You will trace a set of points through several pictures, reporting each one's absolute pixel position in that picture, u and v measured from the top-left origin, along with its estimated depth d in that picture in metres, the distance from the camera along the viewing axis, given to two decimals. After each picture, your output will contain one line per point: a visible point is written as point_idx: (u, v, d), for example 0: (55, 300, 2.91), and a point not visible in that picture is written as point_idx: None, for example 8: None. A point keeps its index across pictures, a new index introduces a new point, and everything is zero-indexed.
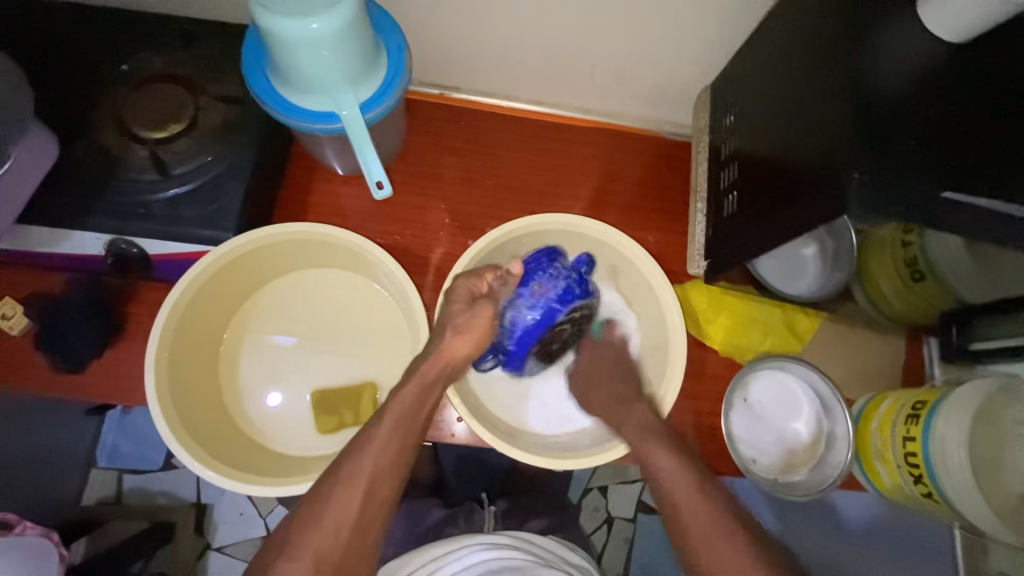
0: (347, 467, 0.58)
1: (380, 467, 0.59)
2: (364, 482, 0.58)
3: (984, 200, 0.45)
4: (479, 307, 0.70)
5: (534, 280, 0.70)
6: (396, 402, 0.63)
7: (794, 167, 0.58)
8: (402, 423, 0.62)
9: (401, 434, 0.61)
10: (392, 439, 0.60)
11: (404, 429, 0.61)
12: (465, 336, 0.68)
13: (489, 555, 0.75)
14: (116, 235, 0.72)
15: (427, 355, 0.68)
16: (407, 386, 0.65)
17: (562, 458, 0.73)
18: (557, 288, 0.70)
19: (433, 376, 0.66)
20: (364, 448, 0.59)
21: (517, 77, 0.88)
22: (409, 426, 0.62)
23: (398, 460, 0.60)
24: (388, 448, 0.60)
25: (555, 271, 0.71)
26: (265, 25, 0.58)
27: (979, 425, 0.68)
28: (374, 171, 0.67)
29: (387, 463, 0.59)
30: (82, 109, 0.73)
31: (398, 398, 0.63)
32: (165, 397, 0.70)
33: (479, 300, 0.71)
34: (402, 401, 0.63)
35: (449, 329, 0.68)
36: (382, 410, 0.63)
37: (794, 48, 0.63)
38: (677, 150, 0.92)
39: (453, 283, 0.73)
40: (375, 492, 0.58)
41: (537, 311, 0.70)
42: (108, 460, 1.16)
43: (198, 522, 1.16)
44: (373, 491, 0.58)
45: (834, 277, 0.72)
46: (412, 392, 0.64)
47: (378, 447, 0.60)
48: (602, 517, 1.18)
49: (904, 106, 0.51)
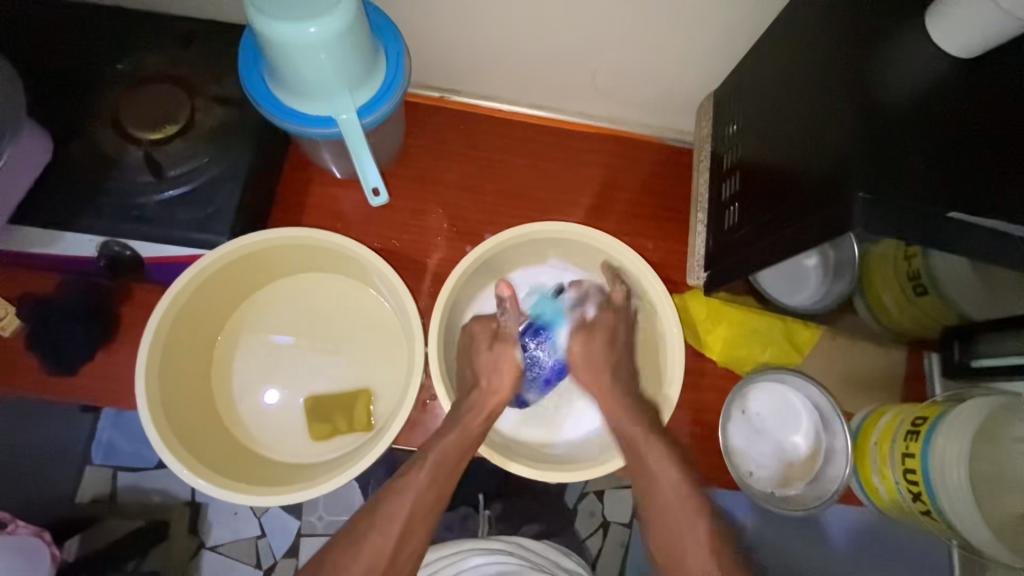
0: (383, 511, 0.62)
1: (415, 512, 0.63)
2: (399, 526, 0.62)
3: (989, 221, 0.44)
4: (499, 351, 0.76)
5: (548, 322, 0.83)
6: (439, 448, 0.67)
7: (796, 183, 0.58)
8: (441, 472, 0.66)
9: (438, 485, 0.65)
10: (432, 489, 0.65)
11: (444, 477, 0.66)
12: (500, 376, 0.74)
13: (482, 560, 0.74)
14: (109, 237, 0.71)
15: (469, 400, 0.72)
16: (450, 432, 0.68)
17: (555, 471, 0.72)
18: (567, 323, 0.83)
19: (477, 428, 0.69)
20: (404, 494, 0.63)
21: (518, 81, 0.87)
22: (448, 475, 0.67)
23: (433, 506, 0.64)
24: (426, 495, 0.64)
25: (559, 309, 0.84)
26: (263, 29, 0.57)
27: (981, 443, 0.67)
28: (370, 177, 0.67)
29: (425, 507, 0.64)
30: (78, 108, 0.73)
31: (444, 442, 0.68)
32: (156, 403, 0.70)
33: (497, 342, 0.77)
34: (446, 451, 0.67)
35: (483, 376, 0.74)
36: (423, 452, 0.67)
37: (799, 59, 0.62)
38: (678, 157, 0.92)
39: (473, 325, 0.79)
40: (409, 534, 0.62)
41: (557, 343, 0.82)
42: (103, 457, 1.14)
43: (192, 521, 1.15)
44: (408, 533, 0.62)
45: (835, 290, 0.69)
46: (454, 442, 0.68)
47: (418, 493, 0.64)
48: (598, 522, 1.10)
49: (910, 122, 0.50)
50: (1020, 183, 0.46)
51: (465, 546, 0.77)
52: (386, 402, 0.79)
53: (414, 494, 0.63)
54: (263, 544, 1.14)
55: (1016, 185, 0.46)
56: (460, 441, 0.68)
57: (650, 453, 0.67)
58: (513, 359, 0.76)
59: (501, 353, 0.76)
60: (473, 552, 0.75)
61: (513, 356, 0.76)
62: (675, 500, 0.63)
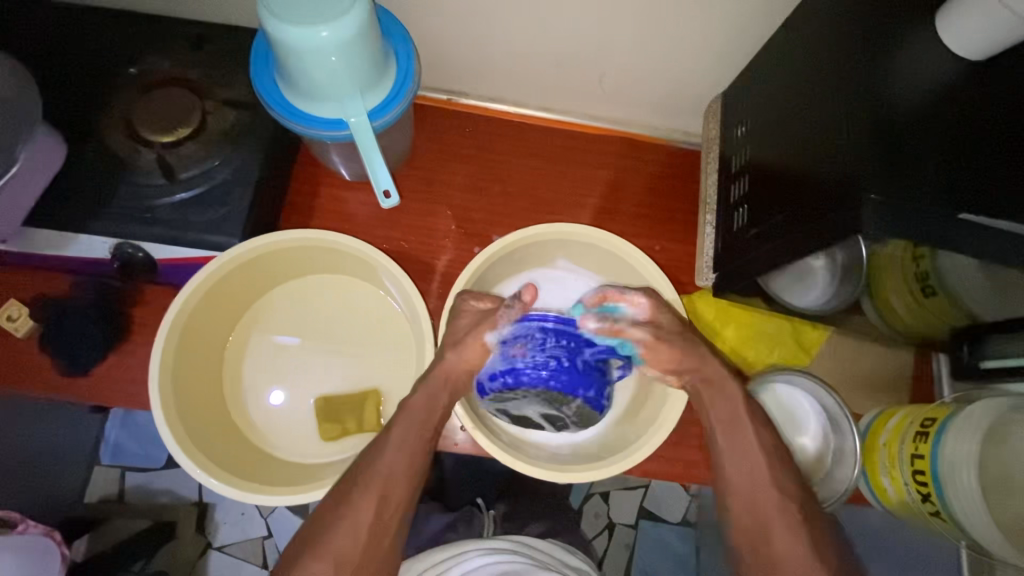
0: (361, 475, 0.66)
1: (393, 476, 0.66)
2: (379, 486, 0.65)
3: (1001, 222, 0.45)
4: (481, 325, 0.71)
5: (519, 340, 0.70)
6: (406, 412, 0.69)
7: (807, 184, 0.58)
8: (413, 431, 0.68)
9: (413, 447, 0.68)
10: (406, 450, 0.67)
11: (416, 435, 0.68)
12: (467, 352, 0.71)
13: (483, 561, 0.74)
14: (122, 240, 0.72)
15: (436, 366, 0.72)
16: (415, 396, 0.70)
17: (563, 471, 0.72)
18: (537, 361, 0.69)
19: (443, 388, 0.71)
20: (378, 459, 0.66)
21: (526, 84, 0.87)
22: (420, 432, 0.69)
23: (411, 467, 0.67)
24: (402, 456, 0.67)
25: (548, 346, 0.69)
26: (275, 33, 0.57)
27: (989, 445, 0.67)
28: (381, 180, 0.68)
29: (399, 471, 0.67)
30: (89, 111, 0.73)
31: (409, 406, 0.70)
32: (169, 404, 0.70)
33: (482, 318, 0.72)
34: (412, 413, 0.69)
35: (455, 347, 0.71)
36: (393, 421, 0.69)
37: (810, 61, 0.62)
38: (685, 159, 0.92)
39: (460, 299, 0.74)
40: (390, 495, 0.66)
41: (507, 368, 0.70)
42: (111, 457, 1.16)
43: (200, 522, 1.15)
44: (388, 494, 0.66)
45: (842, 293, 0.70)
46: (419, 402, 0.70)
47: (392, 457, 0.67)
48: (603, 523, 1.18)
49: (922, 125, 0.51)
50: None
51: (467, 545, 0.76)
52: (395, 403, 0.79)
53: (388, 458, 0.67)
54: (270, 545, 1.15)
55: None
56: (427, 400, 0.70)
57: (741, 447, 0.70)
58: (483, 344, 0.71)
59: (479, 329, 0.71)
60: (476, 552, 0.74)
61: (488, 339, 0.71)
62: (759, 492, 0.68)
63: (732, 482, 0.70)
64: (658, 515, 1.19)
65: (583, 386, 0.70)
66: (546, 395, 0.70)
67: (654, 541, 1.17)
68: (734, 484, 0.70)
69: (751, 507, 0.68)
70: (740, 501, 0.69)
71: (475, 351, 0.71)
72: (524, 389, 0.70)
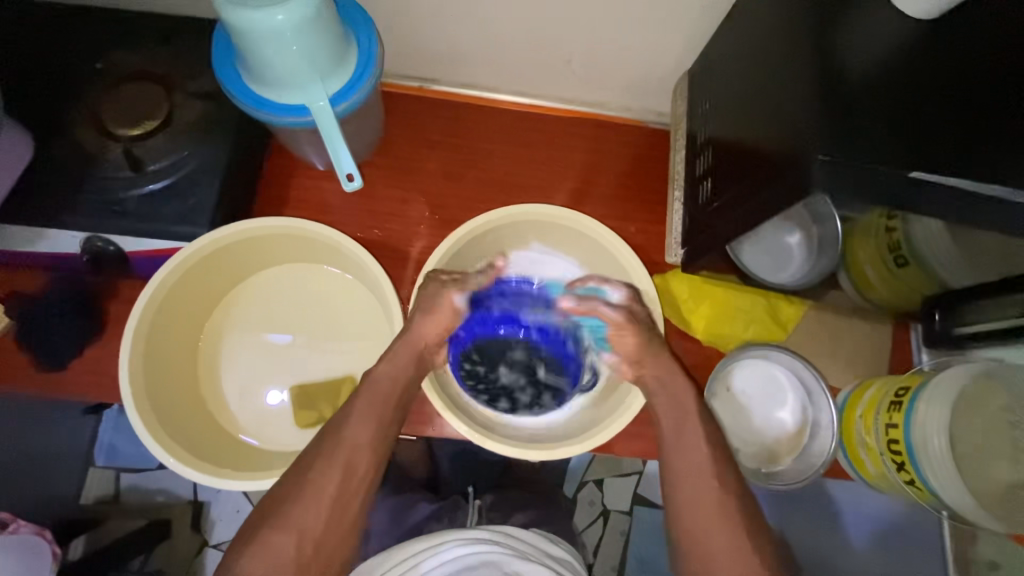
0: (327, 443, 0.63)
1: (358, 445, 0.64)
2: (344, 455, 0.63)
3: (954, 179, 0.44)
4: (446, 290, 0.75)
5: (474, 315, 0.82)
6: (372, 383, 0.69)
7: (764, 152, 0.58)
8: (377, 399, 0.67)
9: (378, 414, 0.67)
10: (370, 421, 0.66)
11: (380, 407, 0.67)
12: (432, 316, 0.74)
13: (462, 551, 0.71)
14: (92, 233, 0.72)
15: (400, 335, 0.73)
16: (380, 365, 0.70)
17: (534, 449, 0.72)
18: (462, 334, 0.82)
19: (406, 356, 0.71)
20: (346, 425, 0.64)
21: (496, 69, 0.87)
22: (386, 404, 0.68)
23: (375, 439, 0.65)
24: (366, 424, 0.65)
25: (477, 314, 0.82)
26: (231, 19, 0.57)
27: (962, 412, 0.67)
28: (345, 164, 0.68)
29: (366, 439, 0.64)
30: (58, 107, 0.74)
31: (375, 377, 0.69)
32: (141, 393, 0.71)
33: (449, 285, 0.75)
34: (379, 384, 0.68)
35: (417, 310, 0.74)
36: (358, 391, 0.68)
37: (768, 31, 0.62)
38: (658, 139, 0.92)
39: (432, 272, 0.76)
40: (355, 466, 0.63)
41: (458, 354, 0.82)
42: (106, 458, 1.16)
43: (195, 520, 1.16)
44: (353, 464, 0.63)
45: (821, 264, 0.72)
46: (386, 374, 0.69)
47: (356, 423, 0.65)
48: (598, 511, 1.18)
49: (874, 87, 0.50)
50: (995, 137, 0.44)
51: (448, 534, 0.74)
52: None
53: (354, 424, 0.65)
54: None
55: (992, 140, 0.45)
56: (393, 371, 0.70)
57: (688, 437, 0.67)
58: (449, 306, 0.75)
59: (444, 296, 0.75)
60: (454, 543, 0.72)
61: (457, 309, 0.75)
62: (698, 479, 0.63)
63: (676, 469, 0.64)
64: (652, 500, 1.19)
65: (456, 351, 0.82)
66: (472, 357, 0.82)
67: (649, 527, 1.17)
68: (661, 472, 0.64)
69: (691, 495, 0.62)
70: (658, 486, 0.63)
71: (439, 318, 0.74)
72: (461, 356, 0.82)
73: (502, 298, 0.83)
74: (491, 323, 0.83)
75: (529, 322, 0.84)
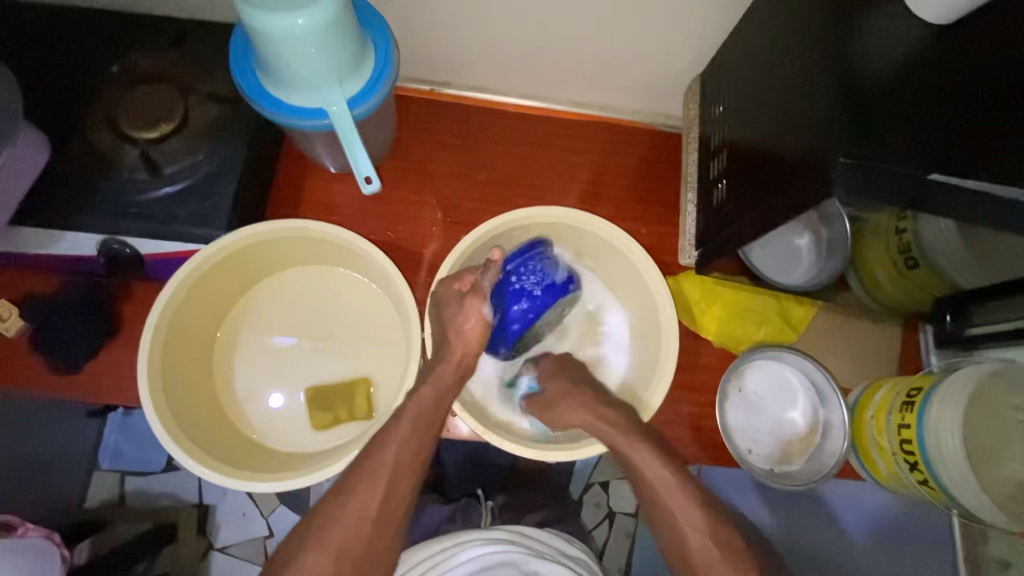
0: (371, 463, 0.63)
1: (400, 462, 0.64)
2: (385, 476, 0.63)
3: (973, 180, 0.45)
4: (473, 301, 0.70)
5: (513, 303, 0.77)
6: (415, 402, 0.68)
7: (781, 154, 0.58)
8: (419, 424, 0.67)
9: (420, 433, 0.66)
10: (411, 441, 0.65)
11: (425, 429, 0.67)
12: (469, 328, 0.71)
13: (481, 551, 0.71)
14: (108, 236, 0.72)
15: (440, 357, 0.71)
16: (423, 387, 0.69)
17: (552, 450, 0.74)
18: (507, 320, 0.78)
19: (450, 379, 0.70)
20: (387, 445, 0.64)
21: (507, 72, 0.88)
22: (428, 424, 0.67)
23: (416, 459, 0.65)
24: (407, 446, 0.65)
25: (519, 299, 0.77)
26: (252, 24, 0.58)
27: (975, 411, 0.68)
28: (363, 166, 0.68)
29: (408, 458, 0.64)
30: (75, 109, 0.74)
31: (418, 396, 0.68)
32: (158, 395, 0.70)
33: (469, 295, 0.70)
34: (422, 404, 0.68)
35: (452, 329, 0.70)
36: (401, 409, 0.67)
37: (786, 34, 0.63)
38: (668, 143, 0.92)
39: (442, 287, 0.72)
40: (396, 485, 0.63)
41: (505, 339, 0.80)
42: (110, 461, 1.11)
43: (200, 523, 1.10)
44: (395, 483, 0.63)
45: (830, 264, 0.72)
46: (429, 395, 0.68)
47: (399, 444, 0.65)
48: (603, 513, 1.15)
49: (892, 91, 0.51)
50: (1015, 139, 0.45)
51: (467, 534, 0.75)
52: (385, 391, 0.80)
53: (395, 444, 0.64)
54: (271, 545, 1.09)
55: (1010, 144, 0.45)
56: (437, 391, 0.69)
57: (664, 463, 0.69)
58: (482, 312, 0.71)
59: (470, 308, 0.70)
60: (473, 543, 0.73)
61: (485, 314, 0.71)
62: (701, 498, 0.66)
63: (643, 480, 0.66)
64: None
65: (507, 336, 0.79)
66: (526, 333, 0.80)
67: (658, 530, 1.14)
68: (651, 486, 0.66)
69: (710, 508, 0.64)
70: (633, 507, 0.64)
71: (474, 325, 0.70)
72: (515, 335, 0.79)
73: (529, 277, 0.77)
74: (542, 299, 0.78)
75: (559, 282, 0.79)
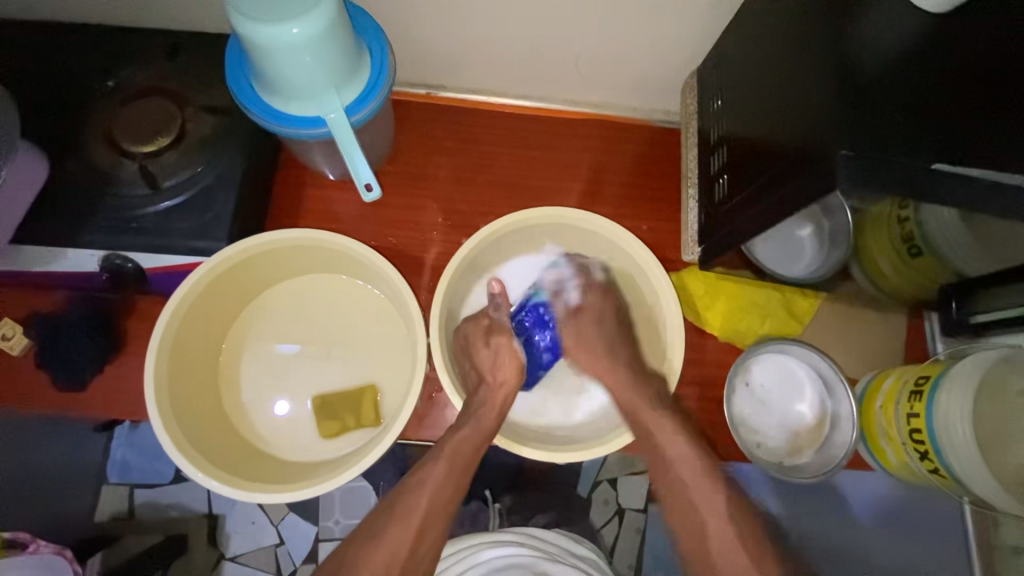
0: (400, 506, 0.64)
1: (430, 509, 0.64)
2: (416, 519, 0.63)
3: (975, 170, 0.44)
4: (498, 343, 0.77)
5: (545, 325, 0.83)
6: (451, 443, 0.68)
7: (782, 147, 0.58)
8: (454, 467, 0.67)
9: (455, 476, 0.67)
10: (445, 484, 0.66)
11: (461, 471, 0.67)
12: (499, 371, 0.75)
13: (492, 554, 0.72)
14: (110, 250, 0.72)
15: (479, 396, 0.73)
16: (460, 428, 0.70)
17: (563, 451, 0.73)
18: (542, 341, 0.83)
19: (489, 422, 0.71)
20: (420, 490, 0.65)
21: (504, 73, 0.87)
22: (462, 467, 0.68)
23: (449, 502, 0.65)
24: (441, 486, 0.65)
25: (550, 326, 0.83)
26: (247, 34, 0.58)
27: (986, 398, 0.68)
28: (362, 173, 0.67)
29: (442, 501, 0.65)
30: (71, 125, 0.74)
31: (455, 438, 0.69)
32: (165, 409, 0.70)
33: (493, 336, 0.77)
34: (459, 447, 0.68)
35: (483, 374, 0.75)
36: (438, 449, 0.68)
37: (783, 27, 0.62)
38: (666, 138, 0.92)
39: (464, 326, 0.79)
40: (427, 528, 0.63)
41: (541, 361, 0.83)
42: (119, 476, 1.08)
43: (211, 533, 1.09)
44: (424, 530, 0.63)
45: (833, 257, 0.71)
46: (466, 438, 0.69)
47: (432, 489, 0.65)
48: (612, 510, 1.08)
49: (891, 82, 0.51)
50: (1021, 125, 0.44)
51: (478, 537, 0.75)
52: (392, 397, 0.80)
53: (429, 490, 0.65)
54: (282, 552, 1.08)
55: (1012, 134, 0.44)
56: (473, 435, 0.69)
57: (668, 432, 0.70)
58: (511, 355, 0.77)
59: (497, 349, 0.76)
60: (483, 546, 0.73)
61: (513, 348, 0.77)
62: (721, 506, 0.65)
63: (661, 449, 0.70)
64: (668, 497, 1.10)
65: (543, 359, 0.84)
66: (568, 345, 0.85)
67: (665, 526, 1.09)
68: (668, 452, 0.69)
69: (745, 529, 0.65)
70: (674, 502, 0.68)
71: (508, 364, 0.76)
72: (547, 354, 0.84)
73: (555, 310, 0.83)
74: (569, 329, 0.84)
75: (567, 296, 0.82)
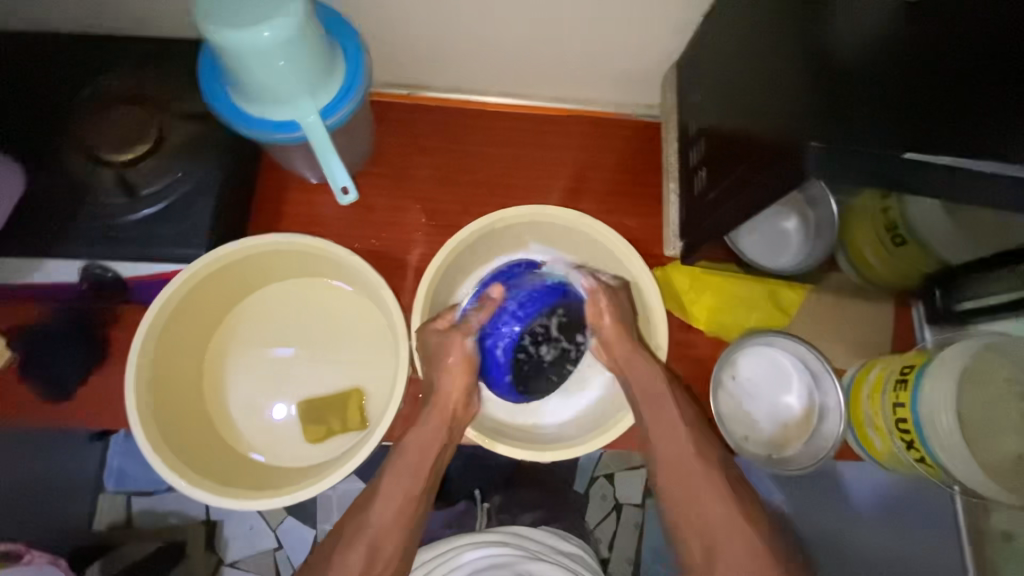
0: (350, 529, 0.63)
1: (382, 524, 0.63)
2: (364, 540, 0.62)
3: (947, 157, 0.41)
4: (452, 340, 0.71)
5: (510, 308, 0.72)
6: (398, 456, 0.67)
7: (758, 138, 0.58)
8: (404, 479, 0.66)
9: (406, 487, 0.65)
10: (394, 497, 0.64)
11: (408, 481, 0.66)
12: (449, 371, 0.70)
13: (475, 555, 0.72)
14: (89, 261, 0.72)
15: (427, 403, 0.70)
16: (408, 438, 0.68)
17: (545, 449, 0.74)
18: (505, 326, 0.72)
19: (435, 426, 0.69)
20: (370, 507, 0.64)
21: (484, 72, 0.87)
22: (414, 476, 0.66)
23: (404, 511, 0.64)
24: (390, 501, 0.64)
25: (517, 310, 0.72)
26: (217, 39, 0.57)
27: (970, 385, 0.68)
28: (339, 176, 0.67)
29: (391, 518, 0.63)
30: (46, 133, 0.73)
31: (403, 449, 0.68)
32: (147, 418, 0.70)
33: (448, 331, 0.71)
34: (404, 457, 0.67)
35: (433, 372, 0.71)
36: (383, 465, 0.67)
37: (760, 17, 0.62)
38: (648, 133, 0.92)
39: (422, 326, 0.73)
40: (383, 542, 0.62)
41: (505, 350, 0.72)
42: (115, 483, 0.91)
43: (213, 539, 0.92)
44: (377, 547, 0.62)
45: (817, 246, 0.74)
46: (413, 446, 0.68)
47: (387, 501, 0.64)
48: (610, 505, 1.00)
49: (865, 70, 0.50)
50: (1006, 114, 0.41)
51: (462, 538, 0.75)
52: (377, 399, 0.80)
53: (389, 505, 0.64)
54: None
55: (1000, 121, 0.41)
56: (420, 442, 0.68)
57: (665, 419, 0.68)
58: (462, 348, 0.71)
59: (449, 346, 0.70)
60: (467, 547, 0.73)
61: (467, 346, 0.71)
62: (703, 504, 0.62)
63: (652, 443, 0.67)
64: None
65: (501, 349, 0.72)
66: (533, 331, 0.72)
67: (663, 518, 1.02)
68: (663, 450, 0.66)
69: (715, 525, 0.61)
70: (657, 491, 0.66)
71: (456, 363, 0.70)
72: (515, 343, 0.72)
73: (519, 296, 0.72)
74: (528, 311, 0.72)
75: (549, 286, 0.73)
